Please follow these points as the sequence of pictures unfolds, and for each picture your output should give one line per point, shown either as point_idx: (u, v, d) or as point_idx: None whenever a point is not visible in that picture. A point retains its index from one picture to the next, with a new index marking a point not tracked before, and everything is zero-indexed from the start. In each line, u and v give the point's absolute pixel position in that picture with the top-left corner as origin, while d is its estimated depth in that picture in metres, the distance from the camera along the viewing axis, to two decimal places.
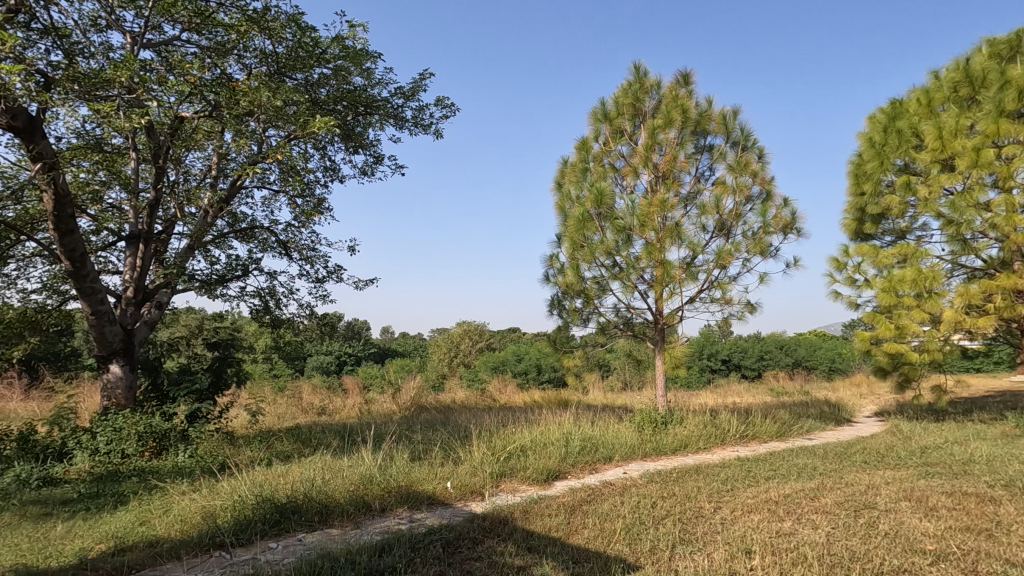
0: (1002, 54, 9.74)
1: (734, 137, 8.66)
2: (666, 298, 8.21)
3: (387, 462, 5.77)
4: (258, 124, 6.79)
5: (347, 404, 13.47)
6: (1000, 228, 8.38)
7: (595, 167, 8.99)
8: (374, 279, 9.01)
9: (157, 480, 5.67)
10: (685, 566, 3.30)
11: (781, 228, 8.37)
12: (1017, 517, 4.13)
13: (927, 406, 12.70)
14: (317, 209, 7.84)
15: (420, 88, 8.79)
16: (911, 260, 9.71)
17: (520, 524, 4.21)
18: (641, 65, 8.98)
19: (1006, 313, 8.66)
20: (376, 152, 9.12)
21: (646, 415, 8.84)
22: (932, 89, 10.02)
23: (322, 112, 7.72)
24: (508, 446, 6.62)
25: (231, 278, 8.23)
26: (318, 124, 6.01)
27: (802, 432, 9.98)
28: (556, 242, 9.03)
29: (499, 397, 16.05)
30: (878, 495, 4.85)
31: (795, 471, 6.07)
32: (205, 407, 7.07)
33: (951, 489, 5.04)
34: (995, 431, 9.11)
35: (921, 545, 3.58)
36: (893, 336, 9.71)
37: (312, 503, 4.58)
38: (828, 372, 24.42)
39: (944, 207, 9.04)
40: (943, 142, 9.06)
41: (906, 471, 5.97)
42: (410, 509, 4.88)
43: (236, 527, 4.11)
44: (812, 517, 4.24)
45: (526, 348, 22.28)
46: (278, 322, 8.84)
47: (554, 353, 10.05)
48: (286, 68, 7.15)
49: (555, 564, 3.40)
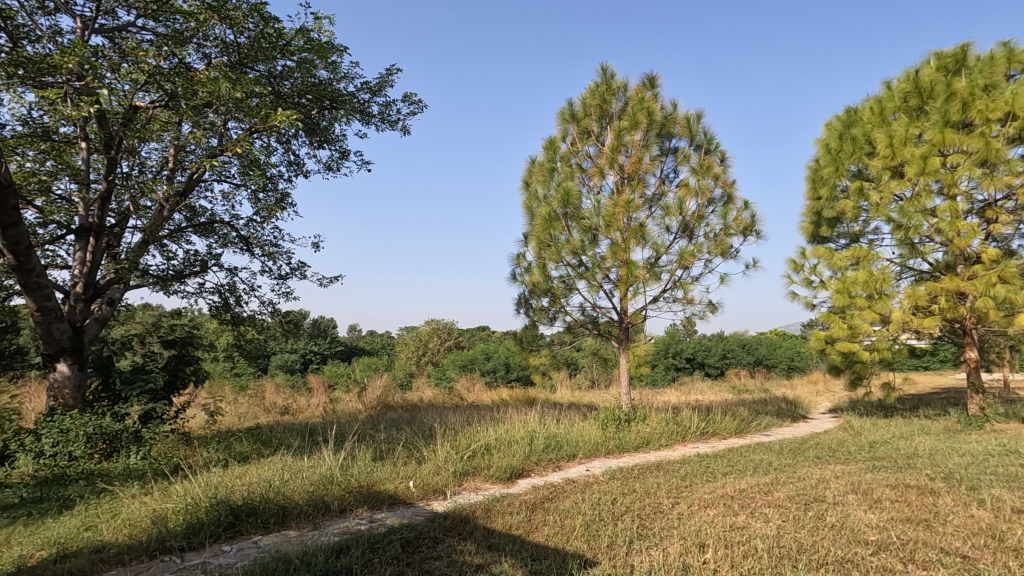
0: (948, 66, 10.23)
1: (697, 141, 8.85)
2: (630, 297, 8.37)
3: (349, 461, 5.70)
4: (217, 117, 6.57)
5: (311, 404, 13.23)
6: (945, 234, 8.81)
7: (563, 167, 9.04)
8: (340, 277, 8.81)
9: (106, 483, 5.48)
10: (640, 562, 3.35)
11: (741, 230, 8.60)
12: (953, 508, 4.36)
13: (878, 403, 13.22)
14: (279, 204, 7.65)
15: (387, 83, 8.67)
16: (863, 262, 10.10)
17: (481, 523, 4.21)
18: (608, 67, 9.07)
19: (949, 314, 9.10)
20: (342, 147, 8.94)
21: (611, 413, 8.95)
22: (885, 99, 10.44)
23: (286, 105, 7.52)
24: (472, 445, 6.61)
25: (189, 274, 7.97)
26: (279, 118, 5.87)
27: (759, 427, 10.30)
28: (523, 240, 9.07)
29: (467, 395, 16.06)
30: (828, 489, 5.04)
31: (751, 466, 6.28)
32: (160, 407, 6.81)
33: (894, 482, 5.28)
34: (938, 426, 9.57)
35: (864, 535, 3.74)
36: (846, 335, 10.10)
37: (270, 505, 4.48)
38: (787, 370, 25.27)
39: (894, 212, 9.42)
40: (894, 150, 9.50)
41: (853, 465, 6.23)
42: (371, 510, 4.83)
43: (187, 531, 4.00)
44: (765, 511, 4.37)
45: (495, 347, 22.31)
46: (239, 319, 8.62)
47: (520, 352, 10.06)
48: (248, 59, 6.96)
49: (513, 562, 3.42)
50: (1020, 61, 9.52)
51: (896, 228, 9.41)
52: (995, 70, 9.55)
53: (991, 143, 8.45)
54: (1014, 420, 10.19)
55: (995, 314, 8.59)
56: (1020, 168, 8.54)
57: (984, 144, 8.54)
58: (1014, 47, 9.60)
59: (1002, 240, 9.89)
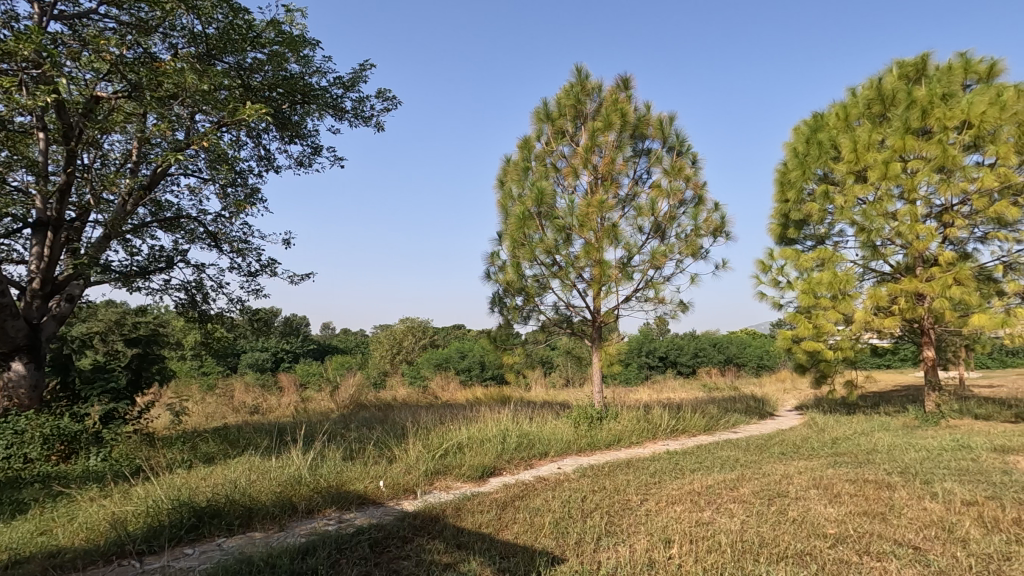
0: (909, 75, 10.60)
1: (669, 142, 8.97)
2: (602, 297, 8.45)
3: (318, 461, 5.63)
4: (183, 109, 6.37)
5: (282, 403, 13.02)
6: (905, 237, 9.12)
7: (537, 166, 9.08)
8: (311, 274, 8.64)
9: (62, 486, 5.29)
10: (607, 558, 3.40)
11: (711, 231, 8.76)
12: (908, 501, 4.53)
13: (841, 400, 13.65)
14: (248, 200, 7.50)
15: (360, 78, 8.54)
16: (828, 263, 10.39)
17: (451, 521, 4.22)
18: (582, 67, 9.14)
19: (908, 314, 9.44)
20: (314, 143, 8.79)
21: (583, 411, 9.02)
22: (850, 105, 10.76)
23: (255, 99, 7.35)
24: (445, 444, 6.61)
25: (154, 270, 7.74)
26: (249, 111, 5.73)
27: (728, 425, 10.53)
28: (498, 239, 9.09)
29: (441, 394, 16.02)
30: (791, 484, 5.19)
31: (718, 463, 6.42)
32: (122, 407, 6.60)
33: (854, 476, 5.47)
34: (898, 423, 9.92)
35: (823, 529, 3.86)
36: (812, 335, 10.37)
37: (235, 506, 4.39)
38: (756, 368, 25.89)
39: (857, 215, 9.71)
40: (858, 154, 9.81)
41: (816, 461, 6.42)
42: (339, 510, 4.78)
43: (147, 535, 3.90)
44: (730, 506, 4.47)
45: (470, 346, 22.28)
46: (205, 317, 8.40)
47: (494, 351, 10.07)
48: (216, 50, 6.78)
49: (482, 561, 3.42)
50: (976, 72, 9.95)
51: (859, 231, 9.70)
52: (953, 79, 9.93)
53: (948, 150, 8.79)
54: (967, 416, 10.62)
55: (951, 314, 8.94)
56: (975, 174, 8.89)
57: (941, 151, 8.88)
58: (971, 58, 10.01)
59: (958, 244, 10.29)
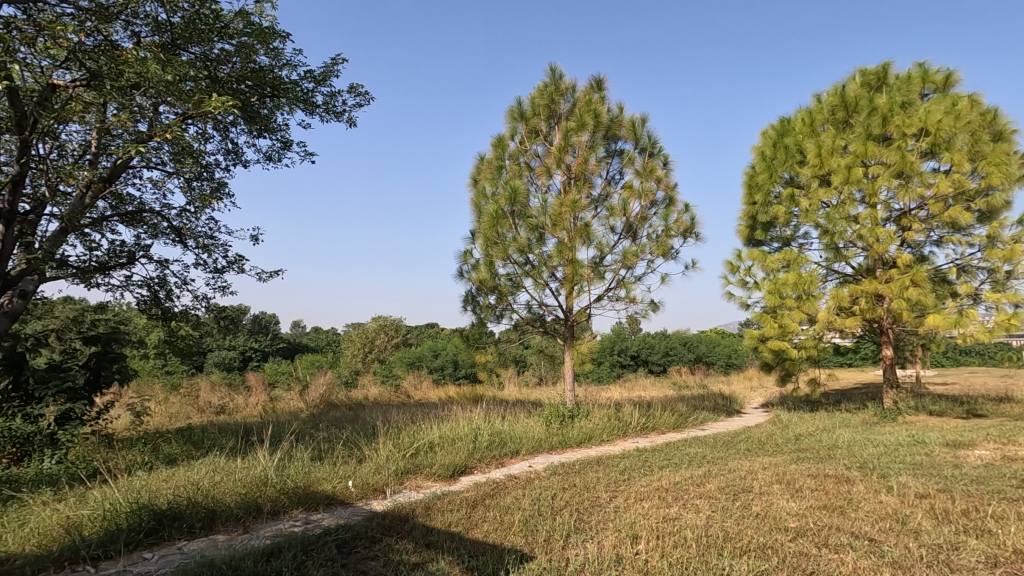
0: (871, 83, 10.95)
1: (641, 144, 9.09)
2: (574, 296, 8.52)
3: (286, 462, 5.53)
4: (146, 99, 6.16)
5: (250, 403, 12.77)
6: (866, 240, 9.43)
7: (511, 165, 9.09)
8: (280, 271, 8.44)
9: (13, 491, 5.08)
10: (575, 555, 3.43)
11: (682, 232, 8.91)
12: (866, 494, 4.70)
13: (805, 397, 14.07)
14: (214, 194, 7.29)
15: (332, 73, 8.38)
16: (793, 264, 10.67)
17: (420, 521, 4.19)
18: (556, 67, 9.19)
19: (868, 315, 9.76)
20: (283, 137, 8.59)
21: (555, 409, 9.08)
22: (815, 111, 11.07)
23: (222, 91, 7.15)
24: (416, 443, 6.57)
25: (114, 266, 7.49)
26: (215, 103, 5.58)
27: (696, 422, 10.73)
28: (471, 238, 9.08)
29: (414, 393, 15.92)
30: (755, 479, 5.32)
31: (686, 459, 6.54)
32: (80, 408, 6.35)
33: (816, 471, 5.63)
34: (858, 419, 10.26)
35: (785, 523, 3.97)
36: (778, 334, 10.66)
37: (197, 509, 4.27)
38: (725, 367, 26.46)
39: (821, 218, 9.99)
40: (822, 159, 10.11)
41: (779, 457, 6.60)
42: (306, 511, 4.70)
43: (103, 539, 3.76)
44: (696, 502, 4.56)
45: (443, 344, 22.21)
46: (169, 314, 8.15)
47: (466, 349, 10.05)
48: (181, 40, 6.54)
49: (451, 560, 3.41)
50: (933, 81, 10.36)
51: (823, 233, 9.98)
52: (911, 88, 10.31)
53: (906, 156, 9.13)
54: (922, 413, 11.05)
55: (908, 314, 9.28)
56: (931, 180, 9.24)
57: (900, 157, 9.21)
58: (929, 68, 10.40)
59: (916, 247, 10.68)
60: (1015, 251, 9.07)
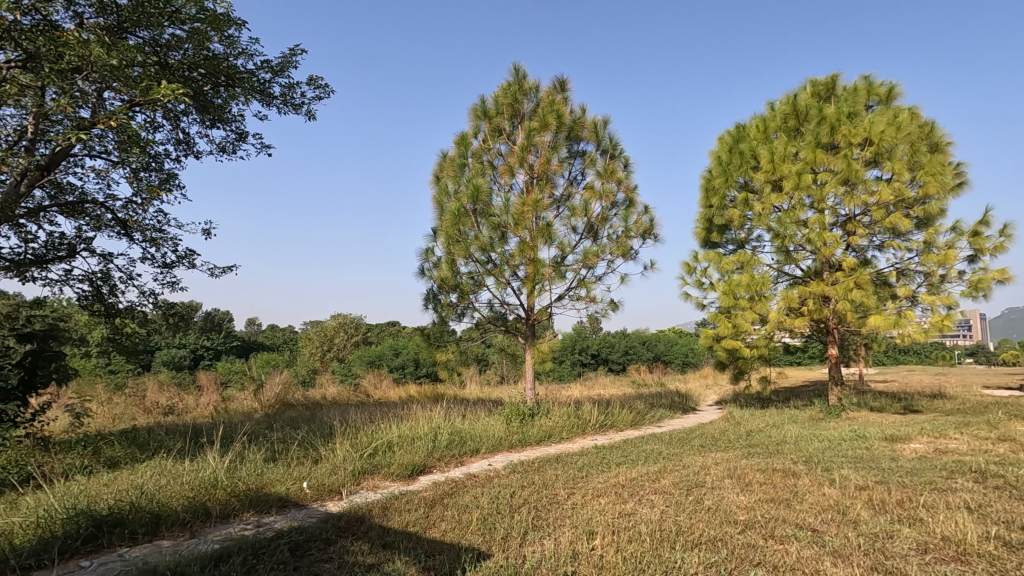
0: (821, 93, 11.42)
1: (603, 145, 9.22)
2: (536, 295, 8.57)
3: (237, 463, 5.35)
4: (89, 84, 5.84)
5: (200, 403, 12.32)
6: (815, 243, 9.84)
7: (474, 164, 9.05)
8: (232, 266, 8.14)
9: None
10: (532, 552, 3.46)
11: (641, 233, 9.08)
12: (810, 487, 4.91)
13: (756, 395, 14.57)
14: (163, 185, 6.99)
15: (290, 63, 8.16)
16: (747, 266, 11.02)
17: (377, 521, 4.13)
18: (520, 67, 9.21)
19: (816, 316, 10.18)
20: (239, 128, 8.30)
21: (515, 407, 9.11)
22: (769, 118, 11.47)
23: (173, 78, 6.87)
24: (374, 442, 6.48)
25: (52, 259, 7.08)
26: (164, 90, 5.34)
27: (653, 420, 10.97)
28: (433, 235, 9.01)
29: (374, 392, 15.69)
30: (708, 474, 5.48)
31: (643, 456, 6.68)
32: (13, 409, 5.97)
33: (764, 466, 5.85)
34: (805, 415, 10.72)
35: (735, 516, 4.10)
36: (731, 334, 11.00)
37: (141, 514, 4.09)
38: (682, 365, 27.16)
39: (773, 222, 10.36)
40: (775, 165, 10.50)
41: (731, 452, 6.82)
42: (258, 514, 4.56)
43: (36, 548, 3.56)
44: (650, 497, 4.66)
45: (404, 343, 21.97)
46: (112, 311, 7.76)
47: (427, 347, 9.97)
48: (128, 22, 6.27)
49: (408, 560, 3.38)
50: (877, 94, 10.91)
51: (774, 237, 10.35)
52: (857, 99, 10.81)
53: (852, 164, 9.58)
54: (864, 409, 11.62)
55: (853, 315, 9.73)
56: (874, 188, 9.72)
57: (846, 165, 9.66)
58: (873, 81, 10.94)
59: (860, 251, 11.20)
60: (949, 257, 9.64)
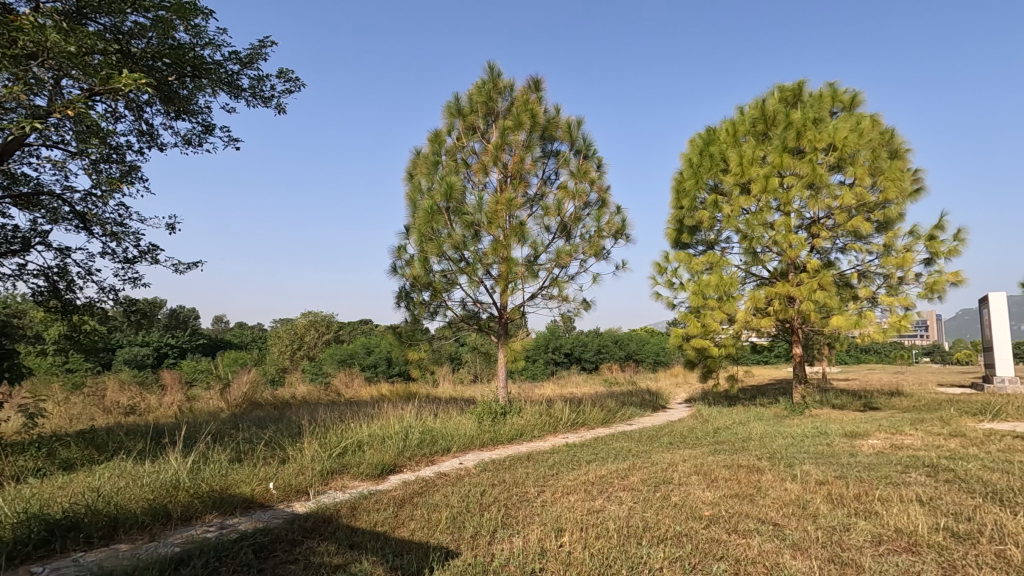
0: (788, 98, 11.71)
1: (577, 145, 9.28)
2: (509, 293, 8.57)
3: (200, 464, 5.22)
4: (44, 71, 5.60)
5: (163, 403, 11.97)
6: (781, 245, 10.10)
7: (448, 161, 9.00)
8: (197, 262, 7.92)
9: None
10: (500, 550, 3.47)
11: (613, 233, 9.17)
12: (773, 482, 5.05)
13: (724, 394, 14.87)
14: (124, 177, 6.75)
15: (259, 55, 7.98)
16: (716, 267, 11.23)
17: (345, 521, 4.08)
18: (495, 65, 9.21)
19: (781, 316, 10.44)
20: (205, 120, 8.08)
21: (487, 406, 9.09)
22: (738, 122, 11.71)
23: (135, 67, 6.65)
24: (343, 442, 6.39)
25: (4, 253, 6.79)
26: (124, 79, 5.15)
27: (624, 418, 11.10)
28: (405, 233, 8.93)
29: (345, 391, 15.49)
30: (676, 471, 5.58)
31: (612, 454, 6.75)
32: None
33: (730, 462, 5.98)
34: (770, 412, 10.99)
35: (700, 512, 4.18)
36: (700, 333, 11.20)
37: (98, 517, 3.96)
38: (653, 364, 27.54)
39: (742, 224, 10.58)
40: (743, 168, 10.73)
41: (699, 449, 6.96)
42: (221, 515, 4.46)
43: None
44: (619, 494, 4.72)
45: (377, 341, 21.74)
46: (69, 308, 7.48)
47: (398, 346, 9.88)
48: (88, 8, 6.07)
49: (375, 560, 3.35)
50: (841, 101, 11.25)
51: (743, 238, 10.58)
52: (822, 106, 11.12)
53: (816, 169, 9.86)
54: (826, 406, 11.96)
55: (816, 315, 10.01)
56: (838, 192, 10.03)
57: (811, 169, 9.94)
58: (837, 88, 11.28)
59: (823, 253, 11.53)
60: (906, 259, 10.01)
